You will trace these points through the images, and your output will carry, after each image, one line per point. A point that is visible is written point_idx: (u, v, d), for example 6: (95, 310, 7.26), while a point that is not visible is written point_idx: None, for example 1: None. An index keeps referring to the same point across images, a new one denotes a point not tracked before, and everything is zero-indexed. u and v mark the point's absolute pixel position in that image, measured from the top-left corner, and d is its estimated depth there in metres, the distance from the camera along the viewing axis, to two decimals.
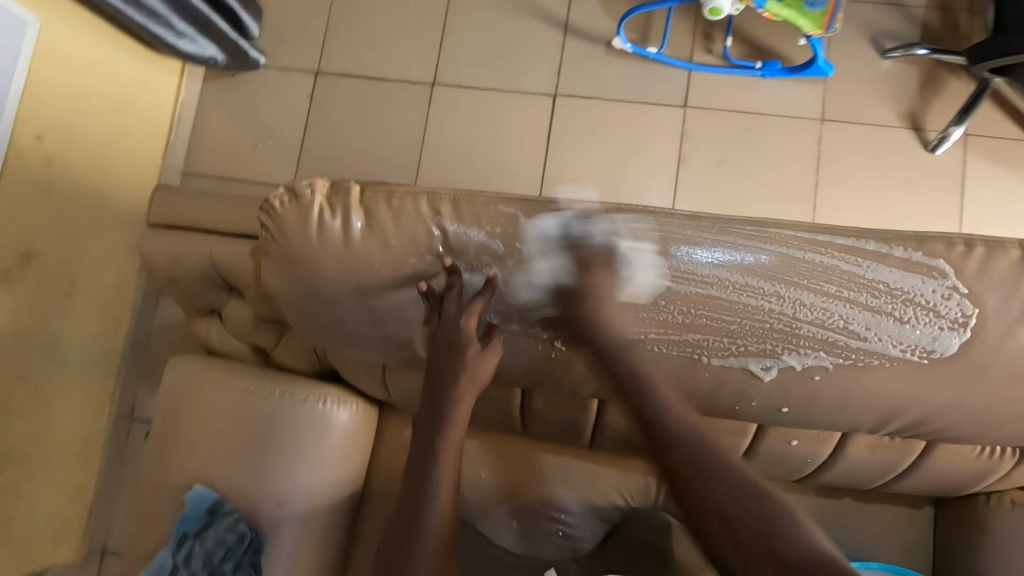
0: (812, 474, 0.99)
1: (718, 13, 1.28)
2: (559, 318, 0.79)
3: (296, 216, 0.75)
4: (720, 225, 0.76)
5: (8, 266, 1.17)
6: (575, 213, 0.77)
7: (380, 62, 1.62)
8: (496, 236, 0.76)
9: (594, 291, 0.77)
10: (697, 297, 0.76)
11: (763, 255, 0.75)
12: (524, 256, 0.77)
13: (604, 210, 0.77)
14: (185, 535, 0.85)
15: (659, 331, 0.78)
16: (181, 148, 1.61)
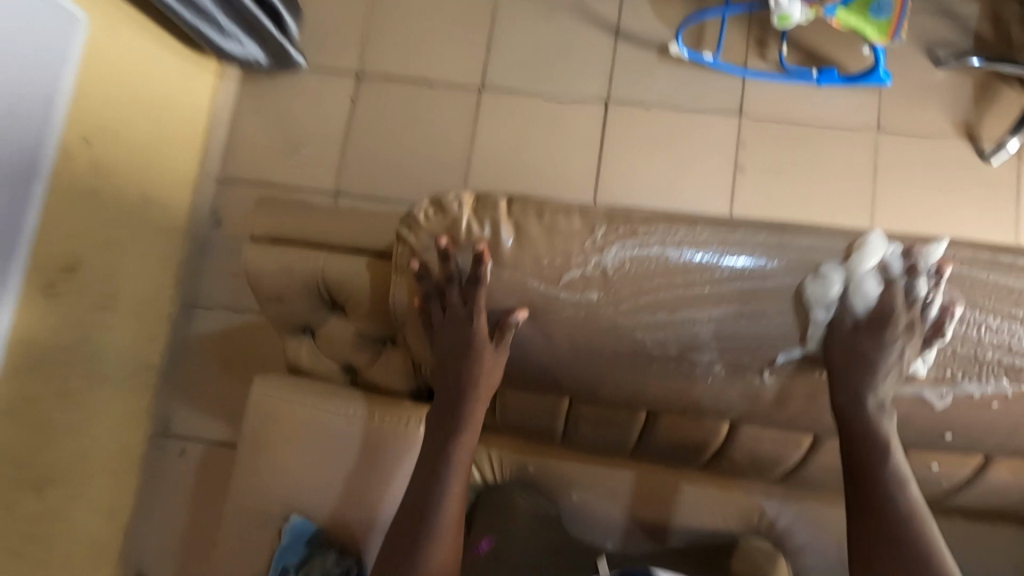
0: (946, 496, 0.96)
1: (787, 21, 1.27)
2: (729, 348, 0.72)
3: (440, 230, 0.69)
4: (897, 246, 0.70)
5: (56, 275, 1.09)
6: (736, 233, 0.70)
7: (425, 65, 1.58)
8: (663, 255, 0.68)
9: (770, 318, 0.70)
10: (889, 325, 0.69)
11: (946, 278, 0.69)
12: (694, 279, 0.69)
13: (769, 230, 0.70)
14: (286, 569, 0.80)
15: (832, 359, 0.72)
16: (217, 151, 1.54)
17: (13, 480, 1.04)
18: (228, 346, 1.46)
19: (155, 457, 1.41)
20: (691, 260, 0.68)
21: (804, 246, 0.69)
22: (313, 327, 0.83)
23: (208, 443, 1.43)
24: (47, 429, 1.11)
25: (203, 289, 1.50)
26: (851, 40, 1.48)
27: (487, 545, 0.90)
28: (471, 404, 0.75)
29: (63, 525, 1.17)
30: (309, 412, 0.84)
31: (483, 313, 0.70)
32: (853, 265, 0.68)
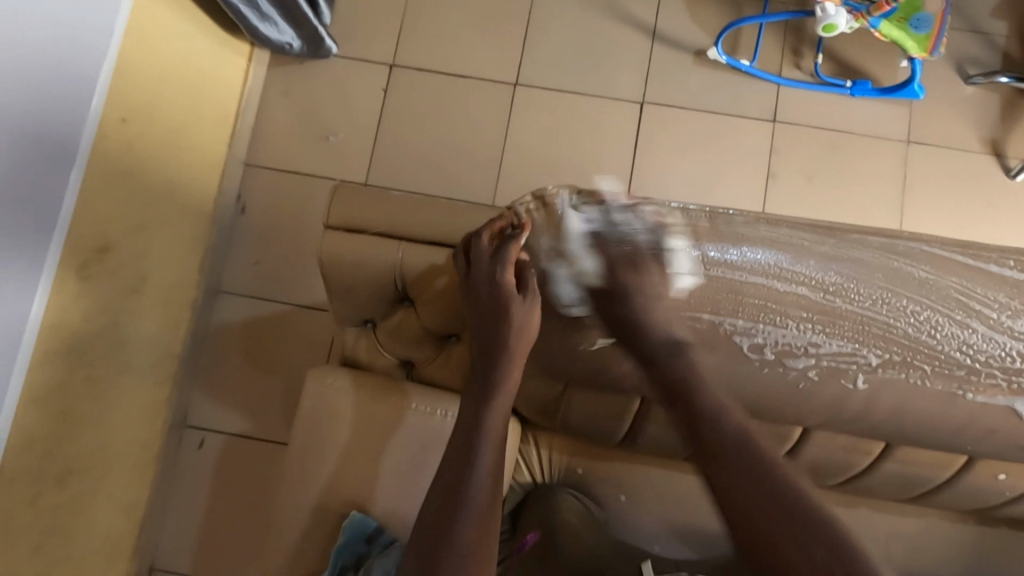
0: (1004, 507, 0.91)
1: (832, 30, 1.29)
2: (808, 350, 0.71)
3: (542, 224, 0.68)
4: (965, 249, 0.70)
5: (87, 259, 1.04)
6: (809, 230, 0.70)
7: (459, 58, 1.56)
8: (751, 259, 0.69)
9: (842, 320, 0.70)
10: (959, 327, 0.70)
11: (1014, 280, 0.69)
12: (774, 281, 0.69)
13: (841, 229, 0.70)
14: (344, 568, 0.77)
15: (913, 362, 0.71)
16: (244, 137, 1.50)
17: (39, 472, 1.00)
18: (253, 336, 1.45)
19: (173, 448, 1.38)
20: (758, 256, 0.69)
21: (878, 246, 0.69)
22: (374, 320, 0.82)
23: (227, 434, 1.41)
24: (74, 418, 1.07)
25: (225, 277, 1.47)
26: (884, 53, 1.50)
27: (533, 540, 0.86)
28: (505, 368, 0.69)
29: (84, 517, 1.13)
30: (366, 407, 0.82)
31: (509, 266, 0.68)
32: (923, 267, 0.69)
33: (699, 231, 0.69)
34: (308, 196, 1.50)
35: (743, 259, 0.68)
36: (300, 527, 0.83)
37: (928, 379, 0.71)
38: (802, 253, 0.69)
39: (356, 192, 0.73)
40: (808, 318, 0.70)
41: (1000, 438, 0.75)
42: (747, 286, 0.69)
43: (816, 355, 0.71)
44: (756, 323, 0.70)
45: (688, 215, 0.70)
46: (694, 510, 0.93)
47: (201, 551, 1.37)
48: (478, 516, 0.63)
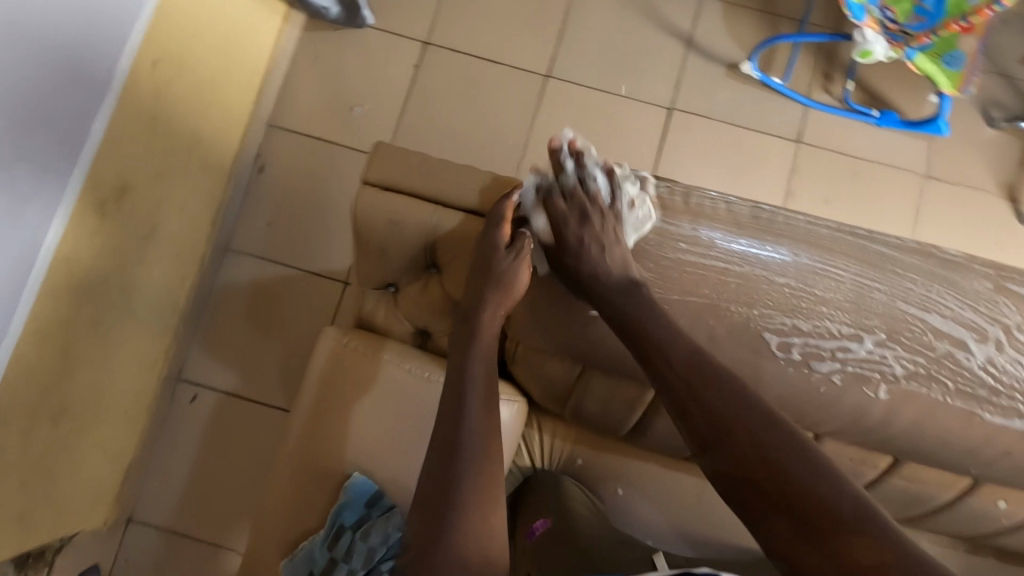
0: (995, 536, 0.92)
1: (868, 55, 1.30)
2: (832, 350, 0.69)
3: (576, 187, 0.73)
4: (942, 257, 0.73)
5: (105, 197, 1.03)
6: (800, 227, 0.72)
7: (493, 43, 1.56)
8: (754, 249, 0.70)
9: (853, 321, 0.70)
10: (960, 336, 0.71)
11: (992, 289, 0.72)
12: (779, 274, 0.70)
13: (828, 229, 0.73)
14: (342, 527, 0.78)
15: (927, 371, 0.70)
16: (270, 97, 1.49)
17: (34, 406, 0.98)
18: (257, 296, 1.43)
19: (166, 400, 1.36)
20: (758, 250, 0.70)
21: (865, 248, 0.72)
22: (396, 284, 0.83)
23: (222, 392, 1.40)
24: (73, 357, 1.05)
25: (236, 235, 1.46)
26: (913, 87, 1.51)
27: (543, 526, 0.88)
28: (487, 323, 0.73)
29: (72, 458, 1.11)
30: (379, 371, 0.83)
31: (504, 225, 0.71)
32: (909, 270, 0.71)
33: (738, 224, 0.71)
34: (328, 163, 1.50)
35: (744, 250, 0.70)
36: (300, 485, 0.83)
37: (948, 396, 0.71)
38: (794, 244, 0.71)
39: (398, 152, 0.74)
40: (842, 322, 0.70)
41: (1009, 464, 0.75)
42: (782, 281, 0.70)
43: (843, 360, 0.70)
44: (789, 319, 0.69)
45: (728, 209, 0.73)
46: (692, 512, 0.93)
47: (183, 506, 1.36)
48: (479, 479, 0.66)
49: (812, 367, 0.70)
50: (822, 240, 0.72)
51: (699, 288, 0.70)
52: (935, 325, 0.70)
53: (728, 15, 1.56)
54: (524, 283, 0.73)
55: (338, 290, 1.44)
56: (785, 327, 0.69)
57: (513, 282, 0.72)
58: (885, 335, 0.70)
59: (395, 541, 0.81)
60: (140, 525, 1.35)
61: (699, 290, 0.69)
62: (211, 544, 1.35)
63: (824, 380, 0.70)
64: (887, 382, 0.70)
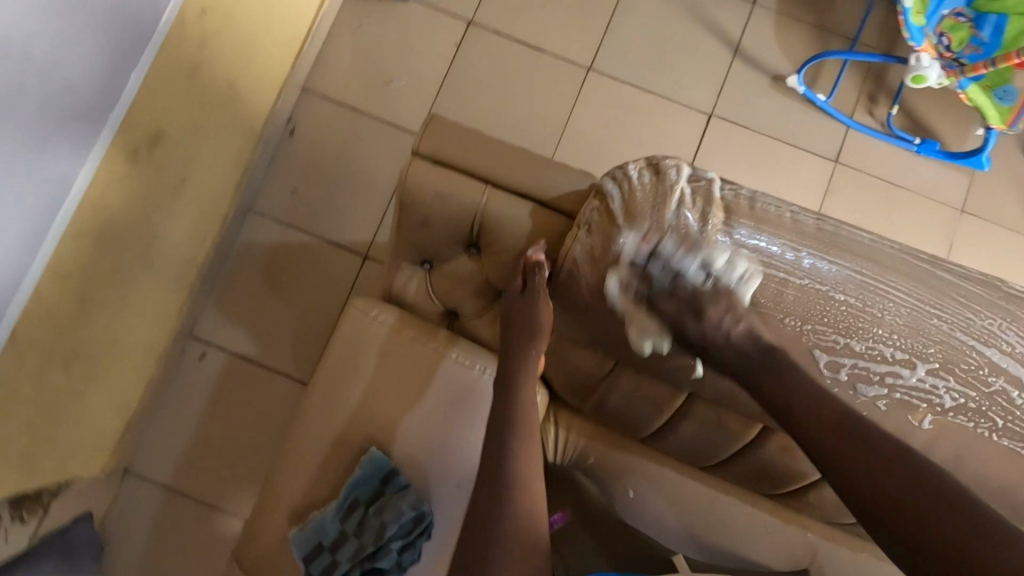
0: None
1: (921, 81, 1.26)
2: (880, 374, 0.70)
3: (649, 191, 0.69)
4: (1012, 291, 0.70)
5: (138, 144, 1.01)
6: (863, 245, 0.69)
7: (538, 30, 1.53)
8: (816, 263, 0.68)
9: (907, 348, 0.69)
10: (1017, 375, 0.69)
11: None
12: (837, 292, 0.68)
13: (894, 249, 0.70)
14: (356, 502, 0.78)
15: (976, 407, 0.70)
16: (308, 61, 1.47)
17: (49, 348, 0.97)
18: (277, 261, 1.42)
19: (175, 355, 1.35)
20: (820, 264, 0.68)
21: (927, 271, 0.69)
22: (432, 261, 0.83)
23: (232, 353, 1.39)
24: (91, 301, 1.04)
25: (261, 197, 1.44)
26: (958, 119, 1.49)
27: (561, 521, 0.87)
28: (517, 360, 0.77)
29: (80, 405, 1.10)
30: (408, 348, 0.82)
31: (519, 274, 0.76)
32: (972, 300, 0.69)
33: (803, 235, 0.68)
34: (360, 134, 1.47)
35: (804, 263, 0.68)
36: (316, 453, 0.82)
37: (996, 433, 0.71)
38: (856, 262, 0.68)
39: (455, 132, 0.78)
40: (896, 346, 0.69)
41: None
42: (841, 299, 0.68)
43: (890, 385, 0.71)
44: (842, 338, 0.70)
45: (792, 217, 0.70)
46: (705, 524, 0.92)
47: (183, 463, 1.35)
48: (523, 501, 0.68)
49: (857, 388, 0.72)
50: (883, 257, 0.69)
51: (762, 296, 0.70)
52: (993, 359, 0.69)
53: (778, 26, 1.54)
54: (546, 318, 0.75)
55: (358, 263, 1.43)
56: (835, 346, 0.70)
57: (536, 320, 0.75)
58: (939, 365, 0.69)
59: (409, 519, 0.78)
60: (138, 477, 1.34)
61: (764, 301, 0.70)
62: (207, 503, 1.34)
63: (872, 403, 0.72)
64: (932, 412, 0.71)
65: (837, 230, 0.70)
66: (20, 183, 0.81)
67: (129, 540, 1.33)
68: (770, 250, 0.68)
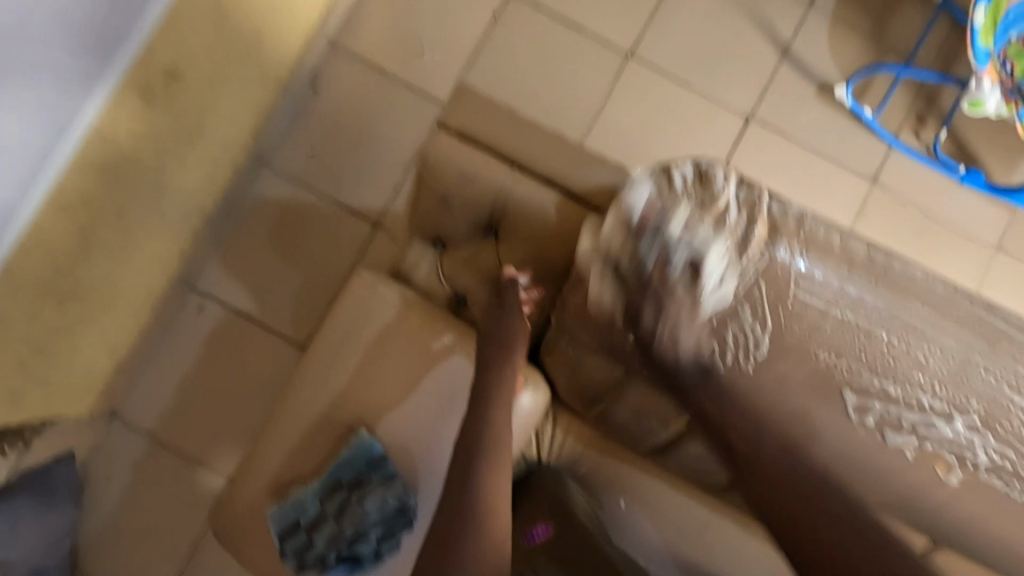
0: None
1: (979, 107, 1.20)
2: (913, 423, 0.66)
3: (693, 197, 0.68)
4: None
5: (153, 81, 0.95)
6: (910, 281, 0.66)
7: (581, 8, 1.46)
8: (859, 294, 0.65)
9: (945, 396, 0.65)
10: None
11: None
12: (879, 329, 0.65)
13: (945, 290, 0.67)
14: (339, 482, 0.75)
15: (1011, 470, 0.66)
16: (339, 14, 1.40)
17: (45, 286, 0.94)
18: (285, 220, 1.38)
19: (173, 304, 1.32)
20: (864, 297, 0.65)
21: (977, 317, 0.66)
22: (444, 241, 0.79)
23: (231, 308, 1.35)
24: (90, 240, 1.00)
25: (276, 151, 1.39)
26: (1008, 152, 1.42)
27: (544, 533, 0.82)
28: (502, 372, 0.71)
29: (71, 344, 1.07)
30: (410, 330, 0.78)
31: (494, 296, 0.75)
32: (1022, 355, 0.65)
33: (850, 266, 0.65)
34: (385, 98, 1.42)
35: (847, 294, 0.65)
36: (303, 427, 0.79)
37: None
38: (901, 299, 0.65)
39: (487, 106, 0.73)
40: (934, 396, 0.65)
41: None
42: (882, 338, 0.65)
43: (921, 436, 0.66)
44: (877, 380, 0.66)
45: (843, 245, 0.67)
46: (696, 546, 0.88)
47: (170, 413, 1.33)
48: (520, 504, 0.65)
49: (886, 435, 0.67)
50: (930, 295, 0.66)
51: (807, 325, 0.66)
52: None
53: (833, 32, 1.46)
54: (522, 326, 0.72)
55: (368, 231, 1.39)
56: (867, 386, 0.66)
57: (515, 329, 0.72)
58: (979, 420, 0.65)
59: (392, 509, 0.75)
60: (124, 421, 1.32)
61: (804, 331, 0.66)
62: (191, 456, 1.33)
63: (899, 450, 0.67)
64: (961, 468, 0.67)
65: (887, 260, 0.67)
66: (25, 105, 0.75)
67: (109, 483, 1.31)
68: (813, 276, 0.66)
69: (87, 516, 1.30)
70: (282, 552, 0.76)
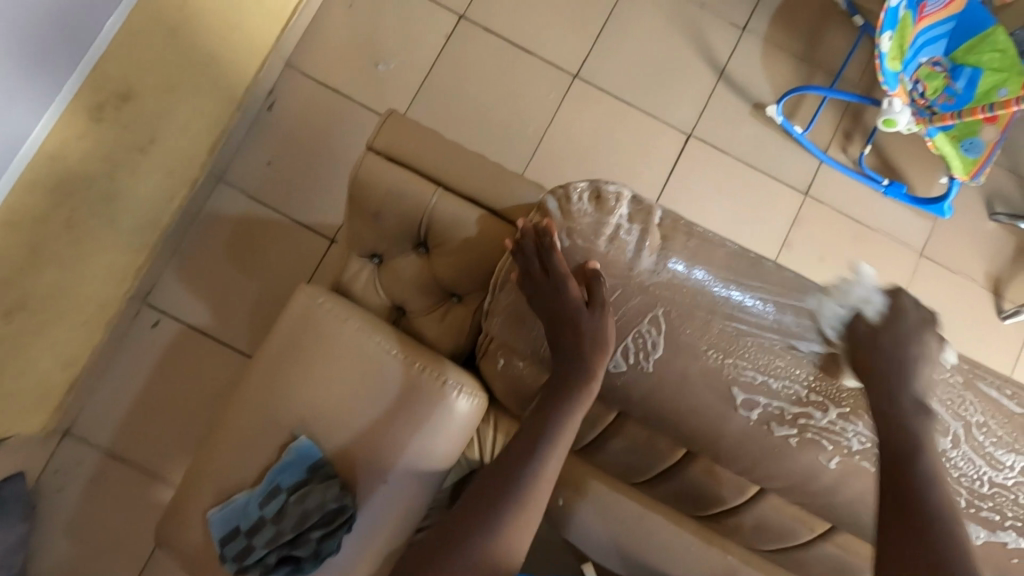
0: None
1: (892, 124, 1.26)
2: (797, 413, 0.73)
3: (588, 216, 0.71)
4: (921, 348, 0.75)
5: (103, 102, 1.07)
6: (791, 285, 0.73)
7: (529, 31, 1.53)
8: (749, 295, 0.71)
9: (823, 391, 0.72)
10: None
11: (962, 384, 0.74)
12: (764, 328, 0.72)
13: (822, 289, 0.73)
14: (279, 486, 0.78)
15: (883, 457, 0.74)
16: (296, 36, 1.45)
17: None
18: (241, 235, 1.40)
19: (127, 320, 1.33)
20: (751, 301, 0.71)
21: None
22: (381, 255, 0.83)
23: (187, 322, 1.37)
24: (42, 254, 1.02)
25: (233, 167, 1.42)
26: (928, 165, 1.53)
27: None
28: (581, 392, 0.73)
29: (23, 357, 1.09)
30: (349, 339, 0.81)
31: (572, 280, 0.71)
32: None
33: (737, 271, 0.72)
34: (342, 116, 1.46)
35: (733, 300, 0.71)
36: (247, 435, 0.81)
37: None
38: (783, 301, 0.72)
39: (414, 128, 0.78)
40: (812, 390, 0.72)
41: None
42: (768, 339, 0.72)
43: (802, 425, 0.73)
44: (760, 377, 0.72)
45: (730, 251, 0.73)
46: (632, 542, 0.93)
47: (126, 428, 1.33)
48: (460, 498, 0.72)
49: (770, 427, 0.74)
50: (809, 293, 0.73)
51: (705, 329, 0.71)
52: None
53: (766, 55, 1.56)
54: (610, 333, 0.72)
55: (323, 245, 1.42)
56: (752, 383, 0.72)
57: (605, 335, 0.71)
58: (851, 411, 0.73)
59: (331, 511, 0.78)
60: (78, 438, 1.32)
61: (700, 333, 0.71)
62: (146, 472, 1.33)
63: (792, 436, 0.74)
64: (840, 454, 0.74)
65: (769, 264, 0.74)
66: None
67: (62, 501, 1.30)
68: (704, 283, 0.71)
69: (40, 534, 1.29)
70: (223, 557, 0.78)
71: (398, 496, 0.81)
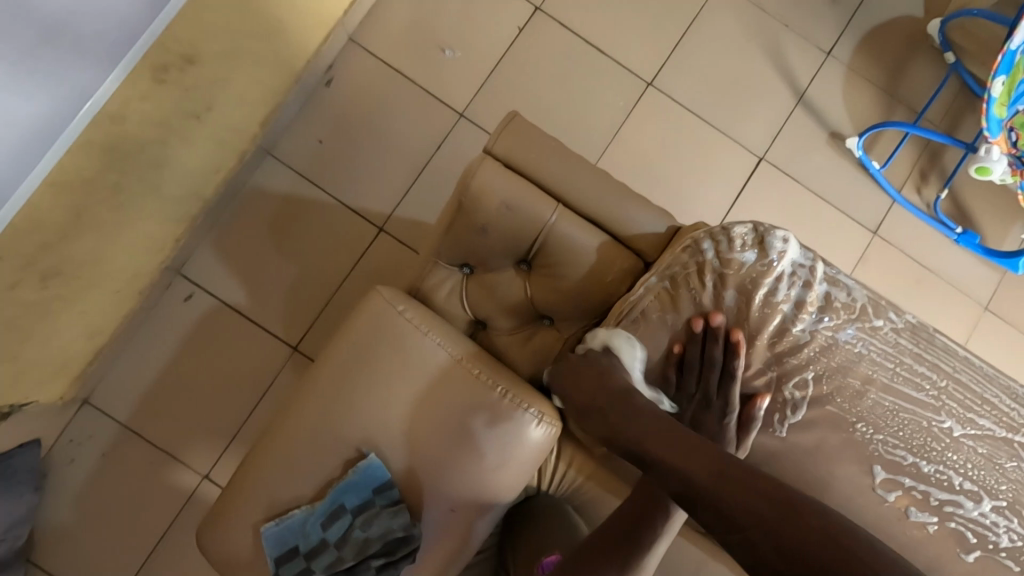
0: None
1: (985, 173, 1.27)
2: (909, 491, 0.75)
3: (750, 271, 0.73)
4: None
5: (169, 63, 0.98)
6: (937, 348, 0.77)
7: (606, 32, 1.45)
8: (902, 350, 0.76)
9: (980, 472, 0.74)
10: None
11: None
12: (925, 394, 0.75)
13: (976, 363, 0.78)
14: (343, 508, 0.74)
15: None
16: (362, 10, 1.37)
17: (29, 259, 0.92)
18: (286, 213, 1.33)
19: (160, 290, 1.27)
20: (915, 375, 0.75)
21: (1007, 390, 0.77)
22: (473, 266, 0.82)
23: (221, 299, 1.30)
24: (83, 218, 0.98)
25: (283, 142, 1.35)
26: (1002, 216, 1.47)
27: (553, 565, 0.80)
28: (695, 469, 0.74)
29: (52, 324, 1.03)
30: (429, 352, 0.76)
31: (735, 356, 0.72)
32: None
33: (899, 347, 0.76)
34: (400, 100, 1.39)
35: (883, 362, 0.75)
36: (303, 442, 0.76)
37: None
38: (935, 369, 0.76)
39: (534, 139, 0.78)
40: (964, 477, 0.73)
41: None
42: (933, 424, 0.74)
43: (947, 514, 0.72)
44: (910, 457, 0.73)
45: (887, 314, 0.77)
46: None
47: (148, 404, 1.27)
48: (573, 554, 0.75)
49: (909, 510, 0.73)
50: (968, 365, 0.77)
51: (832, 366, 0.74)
52: None
53: (848, 83, 1.49)
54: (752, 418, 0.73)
55: (370, 233, 1.35)
56: (902, 461, 0.73)
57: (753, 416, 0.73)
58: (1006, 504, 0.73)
59: (395, 539, 0.73)
60: (96, 409, 1.26)
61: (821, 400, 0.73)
62: (165, 451, 1.27)
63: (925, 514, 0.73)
64: (982, 547, 0.72)
65: (920, 334, 0.77)
66: (16, 70, 0.75)
67: (75, 473, 1.24)
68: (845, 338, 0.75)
69: (48, 505, 1.23)
70: None
71: (461, 524, 0.76)
